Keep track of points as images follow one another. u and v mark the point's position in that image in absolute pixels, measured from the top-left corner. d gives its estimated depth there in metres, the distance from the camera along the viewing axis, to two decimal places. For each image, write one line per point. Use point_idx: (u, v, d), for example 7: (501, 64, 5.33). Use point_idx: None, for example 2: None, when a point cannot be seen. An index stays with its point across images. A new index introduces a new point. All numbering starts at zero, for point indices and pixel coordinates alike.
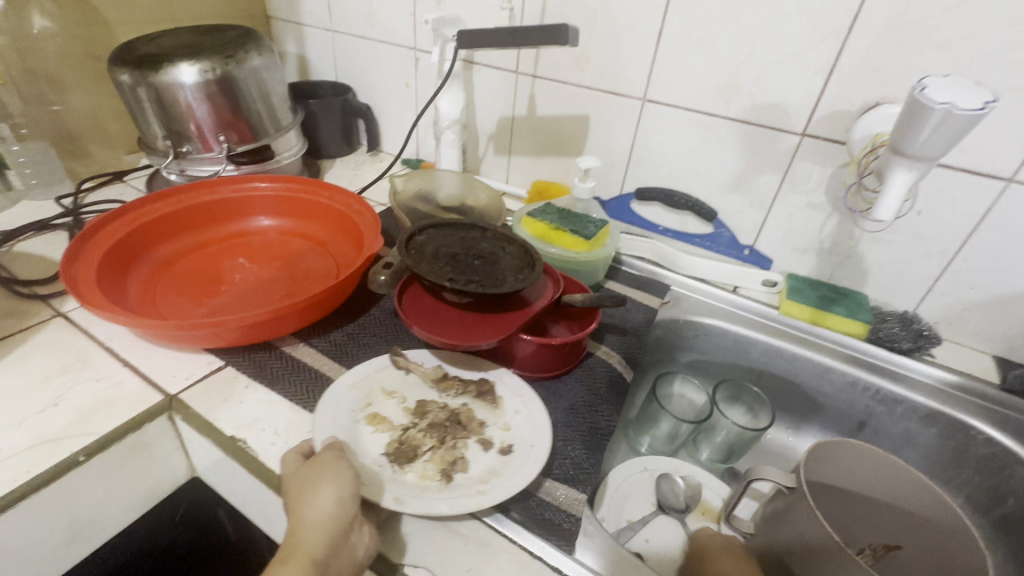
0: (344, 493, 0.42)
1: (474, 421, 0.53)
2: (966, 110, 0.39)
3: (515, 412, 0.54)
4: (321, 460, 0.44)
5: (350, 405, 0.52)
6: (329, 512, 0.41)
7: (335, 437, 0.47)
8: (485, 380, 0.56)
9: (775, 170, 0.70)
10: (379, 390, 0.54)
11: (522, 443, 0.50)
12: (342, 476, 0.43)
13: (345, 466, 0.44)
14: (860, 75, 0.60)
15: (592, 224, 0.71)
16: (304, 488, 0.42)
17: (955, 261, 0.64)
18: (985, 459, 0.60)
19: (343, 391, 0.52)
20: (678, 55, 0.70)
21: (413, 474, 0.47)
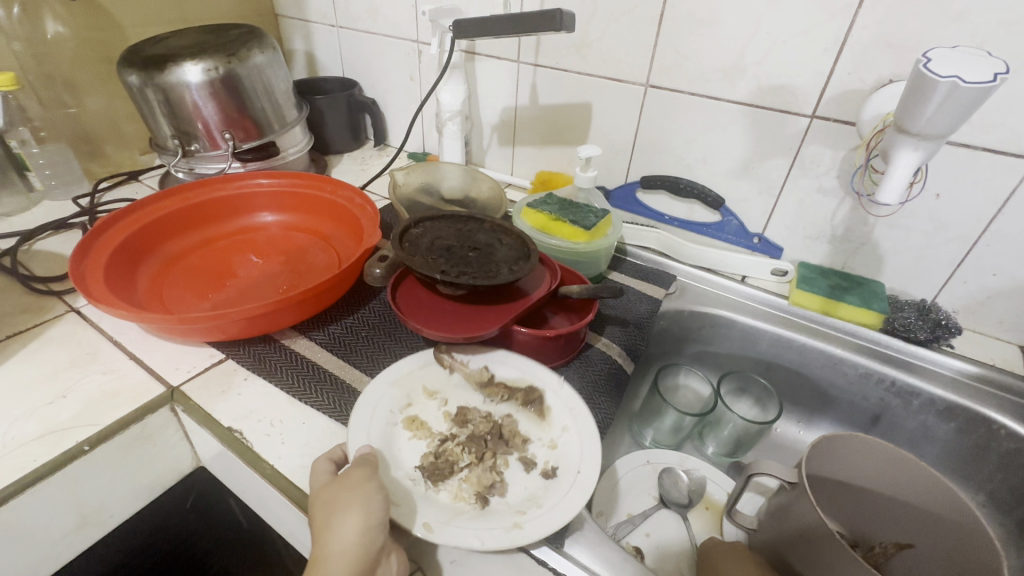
0: (372, 522, 0.40)
1: (518, 437, 0.51)
2: (975, 83, 0.37)
3: (563, 429, 0.51)
4: (350, 479, 0.42)
5: (391, 407, 0.50)
6: (354, 544, 0.38)
7: (373, 450, 0.45)
8: (535, 388, 0.54)
9: (785, 154, 0.67)
10: (421, 391, 0.53)
11: (570, 467, 0.48)
12: (370, 501, 0.40)
13: (374, 489, 0.41)
14: (872, 52, 0.57)
15: (593, 214, 0.69)
16: (330, 512, 0.40)
17: (977, 247, 0.60)
18: (1007, 456, 0.57)
19: (386, 392, 0.51)
20: (681, 37, 0.67)
21: (446, 494, 0.45)
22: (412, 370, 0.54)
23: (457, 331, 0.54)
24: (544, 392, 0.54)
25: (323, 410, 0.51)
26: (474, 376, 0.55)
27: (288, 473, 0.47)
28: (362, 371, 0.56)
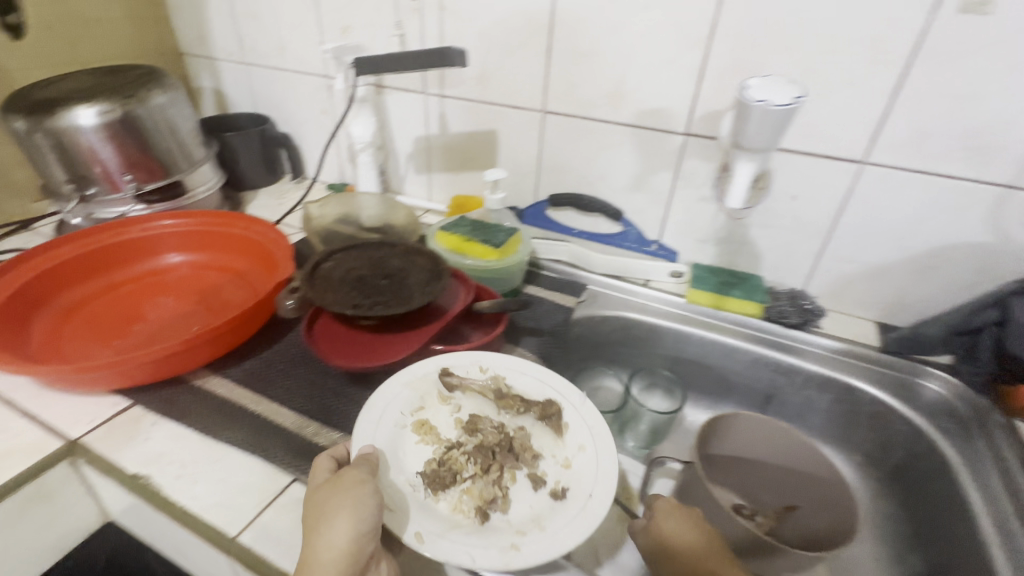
0: (362, 527, 0.40)
1: (528, 452, 0.52)
2: (779, 106, 0.44)
3: (580, 448, 0.51)
4: (345, 481, 0.42)
5: (402, 409, 0.53)
6: (342, 550, 0.39)
7: (374, 453, 0.46)
8: (552, 403, 0.54)
9: (669, 168, 0.75)
10: (433, 396, 0.55)
11: (579, 489, 0.48)
12: (361, 505, 0.41)
13: (368, 491, 0.42)
14: (726, 77, 0.66)
15: (501, 233, 0.74)
16: (322, 515, 0.41)
17: (832, 239, 0.70)
18: (872, 417, 0.66)
19: (398, 393, 0.54)
20: (569, 68, 0.74)
21: (445, 504, 0.47)
22: (428, 373, 0.56)
23: (373, 360, 0.57)
24: (560, 409, 0.54)
25: (240, 445, 0.51)
26: (488, 387, 0.56)
27: (201, 512, 0.46)
28: (279, 403, 0.56)
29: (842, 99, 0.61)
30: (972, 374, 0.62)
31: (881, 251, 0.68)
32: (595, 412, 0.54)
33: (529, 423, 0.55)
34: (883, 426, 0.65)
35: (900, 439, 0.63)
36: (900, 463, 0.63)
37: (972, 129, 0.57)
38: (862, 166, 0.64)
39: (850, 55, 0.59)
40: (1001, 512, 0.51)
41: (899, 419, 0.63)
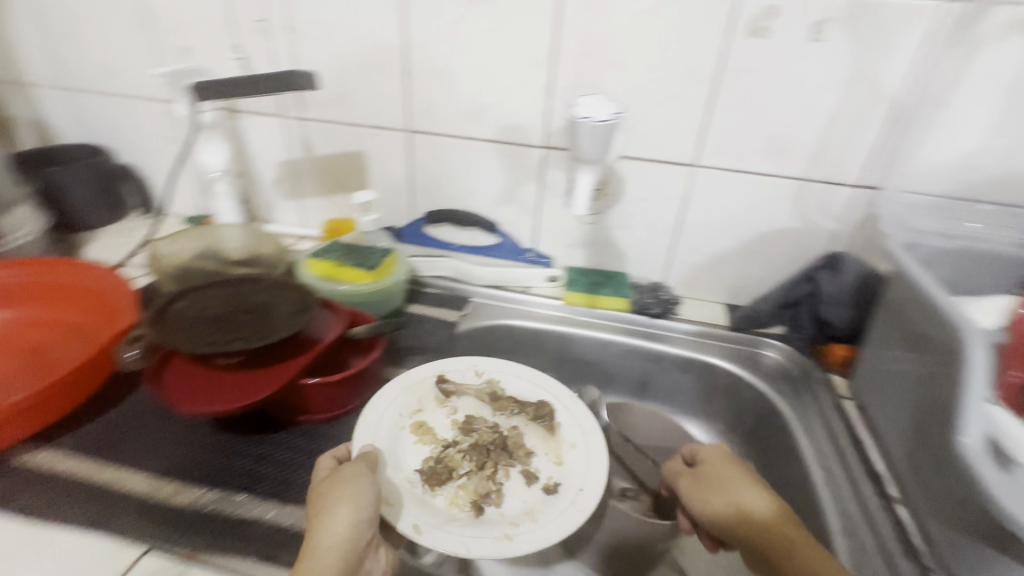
0: (361, 517, 0.43)
1: (521, 450, 0.56)
2: (602, 121, 0.50)
3: (572, 446, 0.56)
4: (346, 474, 0.46)
5: (401, 411, 0.57)
6: (342, 537, 0.42)
7: (374, 451, 0.50)
8: (544, 405, 0.59)
9: (534, 179, 0.79)
10: (431, 401, 0.60)
11: (569, 485, 0.52)
12: (361, 496, 0.44)
13: (366, 484, 0.45)
14: (571, 94, 0.71)
15: (375, 255, 0.74)
16: (324, 505, 0.43)
17: (680, 234, 0.78)
18: (727, 389, 0.73)
19: (398, 396, 0.58)
20: (427, 88, 0.75)
21: (443, 498, 0.50)
22: (426, 378, 0.61)
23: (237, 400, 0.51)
24: (552, 410, 0.59)
25: (72, 522, 0.45)
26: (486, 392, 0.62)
27: None
28: (123, 467, 0.50)
29: (669, 111, 0.69)
30: (798, 340, 0.73)
31: (720, 241, 0.77)
32: (587, 413, 0.59)
33: (523, 424, 0.60)
34: (736, 394, 0.73)
35: (749, 405, 0.71)
36: (752, 426, 0.71)
37: (772, 133, 0.68)
38: (693, 168, 0.72)
39: (670, 73, 0.67)
40: (822, 450, 0.59)
41: (746, 386, 0.71)
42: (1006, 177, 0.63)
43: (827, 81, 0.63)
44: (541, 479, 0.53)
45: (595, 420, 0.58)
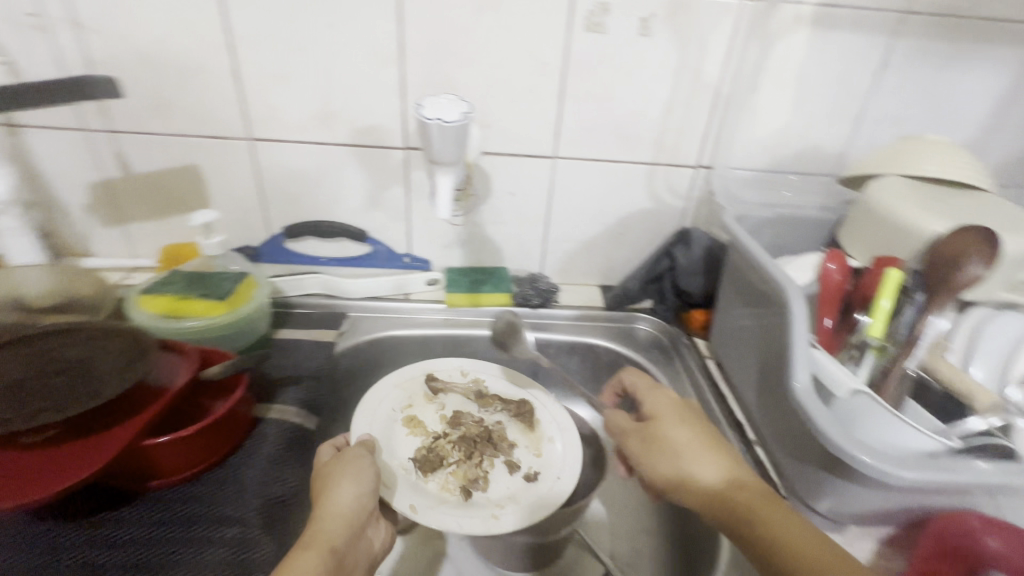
0: (363, 492, 0.47)
1: (505, 441, 0.63)
2: (452, 121, 0.49)
3: (551, 440, 0.63)
4: (349, 456, 0.50)
5: (394, 406, 0.63)
6: (348, 507, 0.45)
7: (371, 439, 0.55)
8: (525, 403, 0.65)
9: (399, 182, 0.75)
10: (422, 397, 0.66)
11: (546, 474, 0.59)
12: (363, 474, 0.49)
13: (366, 464, 0.50)
14: (426, 91, 0.68)
15: (227, 282, 0.65)
16: (328, 482, 0.47)
17: (551, 224, 0.81)
18: (610, 365, 0.78)
19: (391, 393, 0.64)
20: (265, 90, 0.68)
21: (435, 484, 0.57)
22: (414, 376, 0.67)
23: (38, 488, 0.41)
24: (532, 407, 0.65)
25: None
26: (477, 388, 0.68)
27: None
28: None
29: (525, 105, 0.70)
30: (664, 311, 0.79)
31: (588, 228, 0.81)
32: (562, 411, 0.65)
33: (506, 419, 0.66)
34: (617, 369, 0.77)
35: None
36: None
37: (620, 122, 0.72)
38: (555, 160, 0.75)
39: (520, 68, 0.67)
40: None
41: (626, 360, 0.76)
42: (805, 150, 0.74)
43: (660, 72, 0.68)
44: (521, 469, 0.60)
45: (571, 417, 0.65)
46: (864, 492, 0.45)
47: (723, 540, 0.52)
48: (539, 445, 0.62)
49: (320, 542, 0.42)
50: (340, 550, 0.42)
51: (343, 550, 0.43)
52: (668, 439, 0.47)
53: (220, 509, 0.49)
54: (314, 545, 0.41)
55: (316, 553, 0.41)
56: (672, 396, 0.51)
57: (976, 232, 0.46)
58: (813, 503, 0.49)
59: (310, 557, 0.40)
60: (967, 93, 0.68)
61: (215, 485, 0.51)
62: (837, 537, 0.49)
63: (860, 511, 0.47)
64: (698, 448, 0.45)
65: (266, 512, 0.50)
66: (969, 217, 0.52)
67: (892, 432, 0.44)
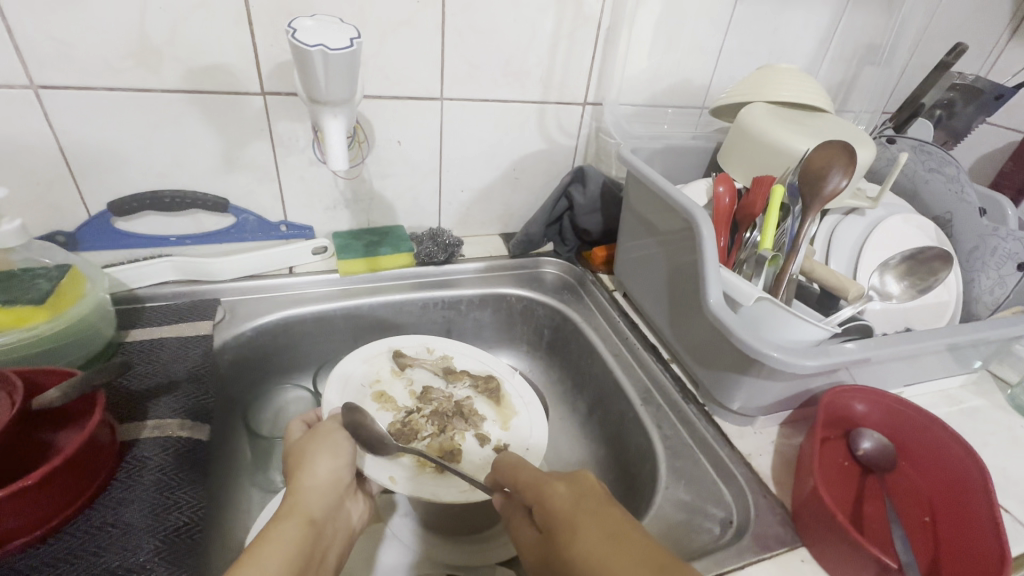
0: (339, 465, 0.47)
1: (474, 415, 0.62)
2: (339, 50, 0.41)
3: (516, 412, 0.63)
4: (323, 429, 0.49)
5: (363, 382, 0.62)
6: (325, 481, 0.45)
7: (345, 412, 0.53)
8: (493, 379, 0.66)
9: (260, 136, 0.63)
10: (390, 374, 0.65)
11: (516, 444, 0.59)
12: (340, 446, 0.48)
13: (341, 436, 0.49)
14: (279, 21, 0.57)
15: (42, 279, 0.49)
16: (302, 457, 0.46)
17: (444, 174, 0.75)
18: (525, 312, 0.77)
19: (357, 368, 0.63)
20: (45, 18, 0.50)
21: (410, 455, 0.56)
22: (381, 352, 0.66)
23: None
24: (499, 384, 0.66)
25: None
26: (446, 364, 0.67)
27: None
28: None
29: (402, 39, 0.62)
30: (567, 253, 0.81)
31: (483, 175, 0.77)
32: (525, 384, 0.66)
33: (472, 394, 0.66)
34: (530, 314, 0.77)
35: (543, 320, 0.76)
36: (550, 338, 0.76)
37: (506, 59, 0.68)
38: (442, 102, 0.69)
39: None
40: (612, 344, 0.68)
41: (538, 304, 0.76)
42: (678, 84, 0.77)
43: (542, 3, 0.65)
44: (492, 440, 0.60)
45: (534, 392, 0.65)
46: (769, 384, 0.50)
47: (659, 448, 0.54)
48: (506, 417, 0.63)
49: (297, 515, 0.41)
50: (319, 522, 0.41)
51: (321, 521, 0.41)
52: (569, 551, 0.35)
53: (102, 562, 0.39)
54: (290, 519, 0.40)
55: (297, 523, 0.40)
56: (565, 485, 0.39)
57: (838, 147, 0.53)
58: (728, 403, 0.54)
59: (288, 530, 0.39)
60: (801, 27, 0.77)
61: (87, 534, 0.40)
62: (749, 428, 0.55)
63: (768, 401, 0.52)
64: (605, 555, 0.33)
65: (166, 549, 0.41)
66: (824, 135, 0.59)
67: (791, 329, 0.49)
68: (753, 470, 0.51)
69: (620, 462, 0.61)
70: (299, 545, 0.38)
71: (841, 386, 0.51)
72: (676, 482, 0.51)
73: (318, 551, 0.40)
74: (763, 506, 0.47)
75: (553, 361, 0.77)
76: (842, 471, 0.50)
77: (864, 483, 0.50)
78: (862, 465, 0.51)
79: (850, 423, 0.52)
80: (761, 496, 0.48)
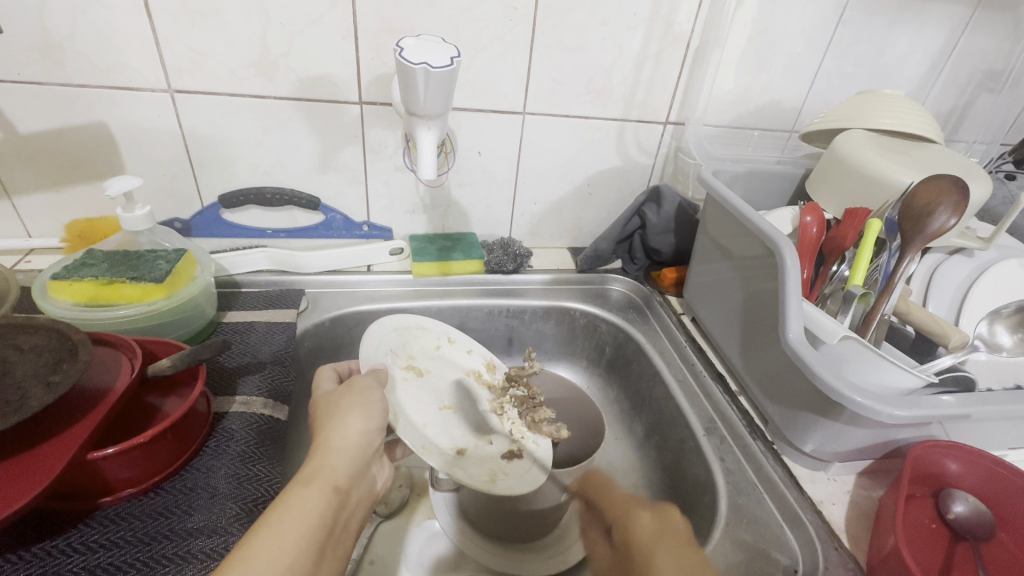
0: (371, 426, 0.44)
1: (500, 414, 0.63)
2: (440, 67, 0.46)
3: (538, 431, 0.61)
4: (358, 387, 0.47)
5: (394, 351, 0.60)
6: (355, 441, 0.43)
7: (384, 370, 0.53)
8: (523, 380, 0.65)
9: (353, 142, 0.68)
10: (421, 352, 0.63)
11: (529, 454, 0.59)
12: (375, 407, 0.46)
13: (375, 397, 0.47)
14: (380, 37, 0.61)
15: (163, 260, 0.55)
16: (334, 414, 0.44)
17: (519, 186, 0.77)
18: (585, 327, 0.77)
19: (388, 336, 0.61)
20: (185, 30, 0.57)
21: (431, 432, 0.57)
22: (411, 327, 0.64)
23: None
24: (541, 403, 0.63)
25: None
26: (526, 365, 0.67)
27: None
28: None
29: (491, 56, 0.64)
30: (635, 271, 0.80)
31: (556, 189, 0.78)
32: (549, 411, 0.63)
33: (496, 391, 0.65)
34: (593, 331, 0.77)
35: (605, 337, 0.76)
36: (611, 356, 0.76)
37: (590, 76, 0.68)
38: (525, 116, 0.70)
39: (486, 15, 0.62)
40: (677, 370, 0.66)
41: (602, 321, 0.75)
42: (767, 106, 0.75)
43: (632, 21, 0.65)
44: (508, 444, 0.60)
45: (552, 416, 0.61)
46: (854, 431, 0.47)
47: (720, 481, 0.52)
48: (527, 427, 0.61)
49: (323, 480, 0.39)
50: (343, 490, 0.39)
51: (346, 488, 0.40)
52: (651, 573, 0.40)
53: (191, 521, 0.42)
54: (315, 484, 0.38)
55: (321, 490, 0.38)
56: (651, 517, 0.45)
57: (948, 181, 0.49)
58: (801, 444, 0.52)
59: (311, 497, 0.37)
60: (912, 49, 0.71)
61: (181, 493, 0.44)
62: (822, 473, 0.52)
63: (845, 448, 0.49)
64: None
65: (245, 517, 0.44)
66: (929, 166, 0.55)
67: (880, 372, 0.46)
68: (825, 520, 0.48)
69: (677, 492, 0.59)
70: (322, 513, 0.37)
71: (932, 440, 0.47)
72: (738, 518, 0.48)
73: (341, 519, 0.38)
74: (834, 559, 0.44)
75: (611, 379, 0.76)
76: (928, 533, 0.46)
77: (953, 551, 0.45)
78: (952, 529, 0.46)
79: (940, 482, 0.48)
80: (832, 549, 0.45)
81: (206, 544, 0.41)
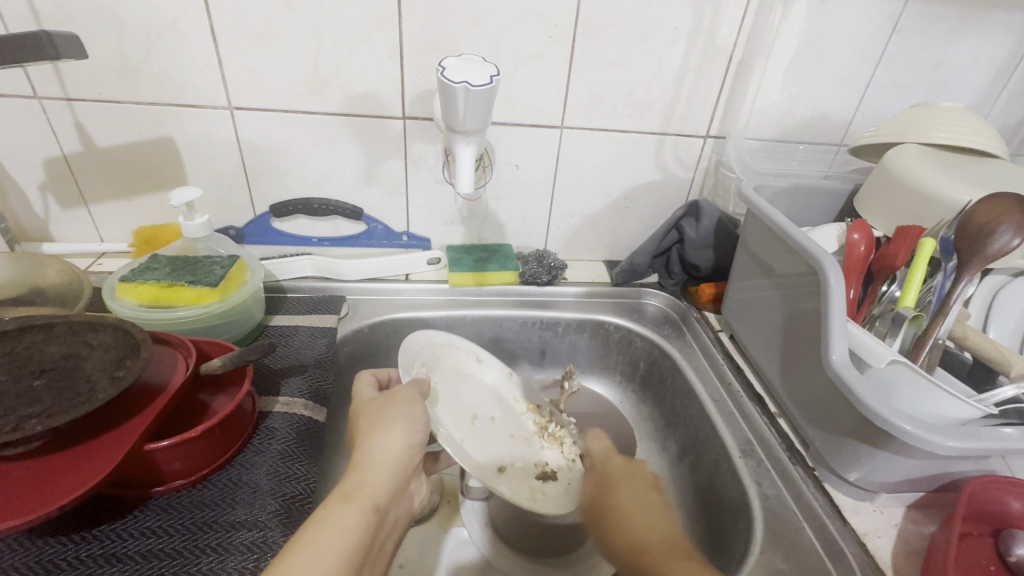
0: (412, 442, 0.46)
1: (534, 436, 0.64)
2: (479, 86, 0.48)
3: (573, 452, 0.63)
4: (401, 398, 0.49)
5: (424, 360, 0.61)
6: (395, 454, 0.44)
7: (425, 380, 0.55)
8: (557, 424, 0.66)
9: (395, 155, 0.70)
10: (452, 369, 0.64)
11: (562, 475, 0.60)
12: (416, 420, 0.47)
13: (418, 410, 0.48)
14: (424, 55, 0.63)
15: (217, 265, 0.58)
16: (377, 425, 0.45)
17: (556, 198, 0.78)
18: (620, 340, 0.76)
19: (422, 348, 0.62)
20: (245, 52, 0.61)
21: (471, 445, 0.57)
22: (444, 343, 0.65)
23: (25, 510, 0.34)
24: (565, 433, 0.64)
25: None
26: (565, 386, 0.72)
27: None
28: None
29: (532, 73, 0.66)
30: (672, 286, 0.79)
31: (592, 202, 0.79)
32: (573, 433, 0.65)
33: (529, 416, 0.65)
34: (628, 345, 0.76)
35: (639, 352, 0.75)
36: (645, 371, 0.74)
37: (630, 89, 0.69)
38: (563, 131, 0.71)
39: (527, 34, 0.63)
40: (713, 389, 0.64)
41: (638, 336, 0.74)
42: (815, 119, 0.72)
43: (673, 36, 0.65)
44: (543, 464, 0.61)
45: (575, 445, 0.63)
46: (904, 462, 0.45)
47: (756, 505, 0.50)
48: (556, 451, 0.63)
49: (363, 497, 0.40)
50: (382, 508, 0.40)
51: (385, 507, 0.41)
52: (614, 502, 0.49)
53: (233, 514, 0.44)
54: (356, 501, 0.39)
55: (361, 507, 0.39)
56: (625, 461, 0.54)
57: (1011, 200, 0.47)
58: (843, 473, 0.49)
59: (353, 514, 0.38)
60: (976, 59, 0.68)
61: (226, 487, 0.46)
62: (868, 504, 0.49)
63: (892, 479, 0.47)
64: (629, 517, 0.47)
65: (283, 514, 0.45)
66: (990, 184, 0.52)
67: (935, 402, 0.44)
68: (869, 553, 0.45)
69: (710, 514, 0.57)
70: (362, 532, 0.38)
71: (990, 476, 0.44)
72: (773, 545, 0.47)
73: (378, 538, 0.39)
74: None
75: (645, 395, 0.75)
76: None
77: None
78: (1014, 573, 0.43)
79: (1001, 521, 0.45)
80: None
81: (246, 537, 0.43)
